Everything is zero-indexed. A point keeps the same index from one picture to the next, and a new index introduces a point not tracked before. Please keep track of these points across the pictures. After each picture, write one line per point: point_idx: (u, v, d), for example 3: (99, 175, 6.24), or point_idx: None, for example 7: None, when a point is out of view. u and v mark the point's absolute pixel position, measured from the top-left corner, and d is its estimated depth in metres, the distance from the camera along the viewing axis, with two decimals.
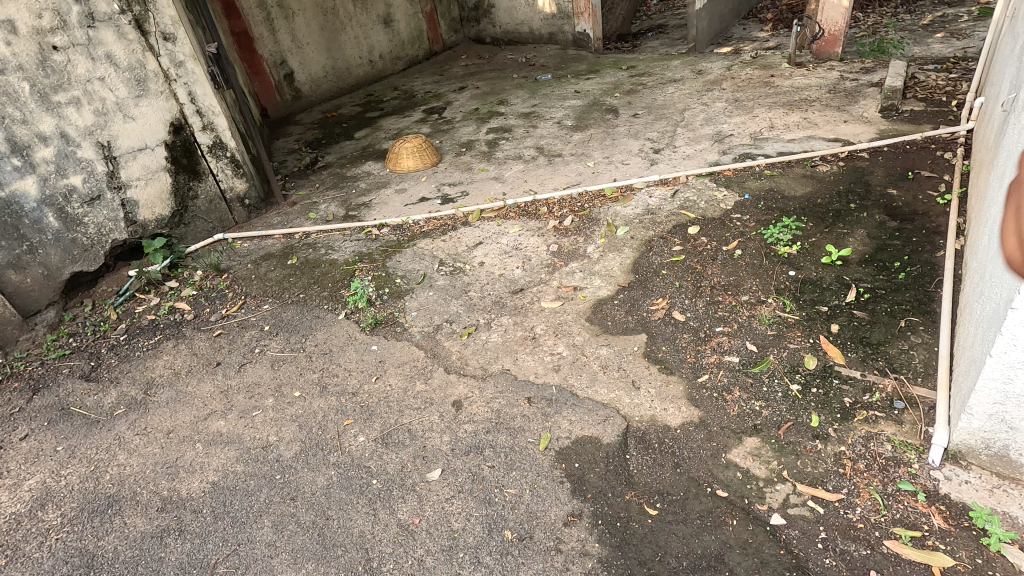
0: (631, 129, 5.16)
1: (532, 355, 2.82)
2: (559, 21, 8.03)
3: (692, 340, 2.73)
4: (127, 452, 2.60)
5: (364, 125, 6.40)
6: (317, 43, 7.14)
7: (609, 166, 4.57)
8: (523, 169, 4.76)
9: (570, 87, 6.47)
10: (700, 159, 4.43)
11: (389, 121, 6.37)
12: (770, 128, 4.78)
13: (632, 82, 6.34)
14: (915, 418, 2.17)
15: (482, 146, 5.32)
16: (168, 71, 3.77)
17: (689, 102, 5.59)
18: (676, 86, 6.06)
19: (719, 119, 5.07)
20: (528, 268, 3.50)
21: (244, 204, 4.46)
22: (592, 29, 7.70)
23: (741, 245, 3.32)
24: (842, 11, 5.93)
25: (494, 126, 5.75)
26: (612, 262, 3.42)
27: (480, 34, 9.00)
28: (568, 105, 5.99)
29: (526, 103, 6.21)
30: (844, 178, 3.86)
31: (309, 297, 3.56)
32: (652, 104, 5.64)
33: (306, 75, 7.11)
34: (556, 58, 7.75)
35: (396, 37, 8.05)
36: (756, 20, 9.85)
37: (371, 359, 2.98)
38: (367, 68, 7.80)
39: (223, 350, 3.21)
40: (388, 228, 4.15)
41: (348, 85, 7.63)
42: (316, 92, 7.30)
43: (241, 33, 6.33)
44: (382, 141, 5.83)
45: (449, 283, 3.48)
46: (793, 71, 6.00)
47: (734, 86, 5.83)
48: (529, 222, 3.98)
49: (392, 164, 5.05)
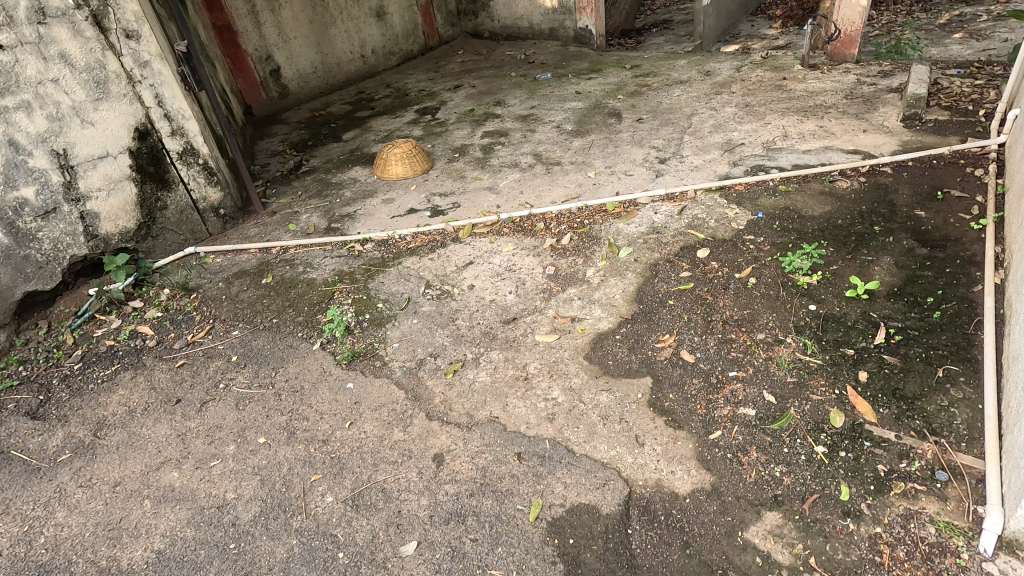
0: (634, 135, 4.85)
1: (523, 400, 2.52)
2: (560, 16, 7.68)
3: (703, 386, 2.44)
4: (67, 509, 2.33)
5: (353, 126, 6.07)
6: (305, 37, 6.79)
7: (611, 177, 4.26)
8: (519, 179, 4.46)
9: (571, 87, 6.15)
10: (709, 172, 4.12)
11: (380, 122, 6.05)
12: (783, 137, 4.47)
13: (635, 83, 6.01)
14: (960, 494, 1.89)
15: (476, 152, 5.00)
16: (131, 72, 3.45)
17: (696, 106, 5.27)
18: (682, 88, 5.74)
19: (729, 126, 4.76)
20: (522, 294, 3.21)
21: (218, 214, 4.16)
22: (595, 25, 7.35)
23: (755, 273, 3.03)
24: (859, 10, 5.59)
25: (490, 130, 5.44)
26: (613, 288, 3.12)
27: (477, 28, 8.64)
28: (568, 107, 5.66)
29: (524, 105, 5.88)
30: (866, 196, 3.55)
31: (283, 322, 3.26)
32: (657, 108, 5.33)
33: (293, 71, 6.78)
34: (556, 55, 7.41)
35: (390, 31, 7.70)
36: (764, 16, 9.49)
37: (346, 400, 2.69)
38: (359, 64, 7.45)
39: (184, 384, 2.91)
40: (372, 244, 3.85)
41: (338, 82, 7.29)
42: (305, 89, 6.96)
43: (224, 27, 5.99)
44: (371, 144, 5.52)
45: (435, 309, 3.19)
46: (806, 73, 5.68)
47: (744, 89, 5.50)
48: (523, 239, 3.68)
49: (379, 170, 4.72)
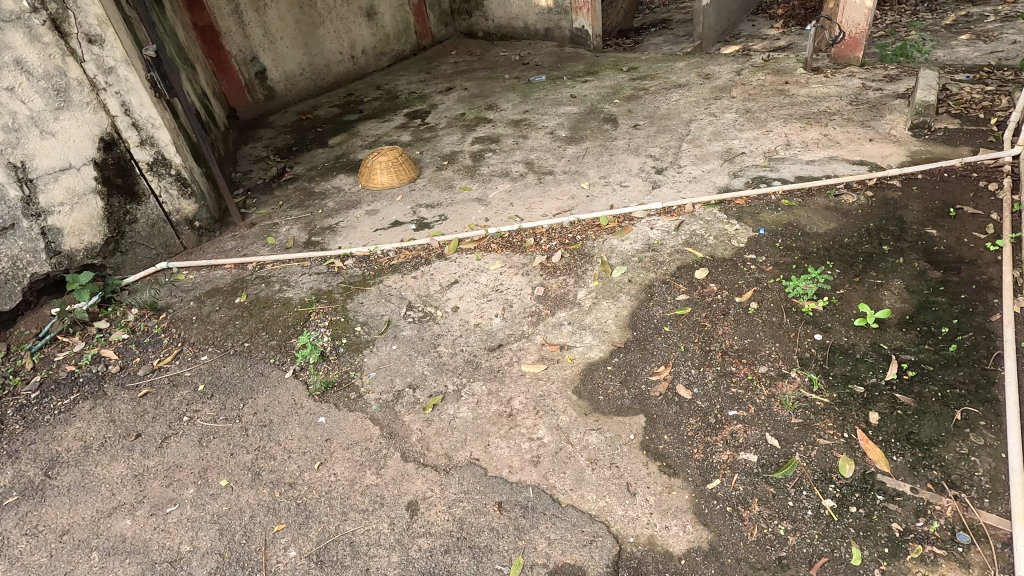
0: (631, 142, 4.66)
1: (506, 440, 2.33)
2: (556, 16, 7.48)
3: (700, 427, 2.25)
4: (9, 562, 2.15)
5: (340, 130, 5.87)
6: (292, 37, 6.58)
7: (606, 188, 4.07)
8: (509, 189, 4.26)
9: (566, 91, 5.95)
10: (708, 183, 3.93)
11: (368, 126, 5.85)
12: (786, 146, 4.27)
13: (632, 87, 5.81)
14: (984, 560, 1.72)
15: (466, 160, 4.81)
16: (94, 79, 3.26)
17: (695, 111, 5.08)
18: (681, 92, 5.54)
19: (729, 134, 4.57)
20: (508, 317, 3.02)
21: (194, 227, 3.96)
22: (591, 25, 7.15)
23: (756, 297, 2.85)
24: (865, 12, 5.38)
25: (481, 135, 5.23)
26: (605, 312, 2.93)
27: (471, 28, 8.43)
28: (563, 112, 5.47)
29: (517, 109, 5.68)
30: (873, 211, 3.37)
31: (255, 347, 3.07)
32: (654, 114, 5.13)
33: (280, 72, 6.57)
34: (551, 56, 7.20)
35: (381, 31, 7.49)
36: (765, 16, 9.28)
37: (317, 437, 2.50)
38: (348, 65, 7.24)
39: (146, 416, 2.72)
40: (353, 260, 3.65)
41: (326, 84, 7.08)
42: (292, 91, 6.75)
43: (206, 27, 5.78)
44: (358, 150, 5.32)
45: (416, 334, 3.00)
46: (809, 77, 5.48)
47: (745, 94, 5.30)
48: (512, 256, 3.49)
49: (364, 179, 4.52)
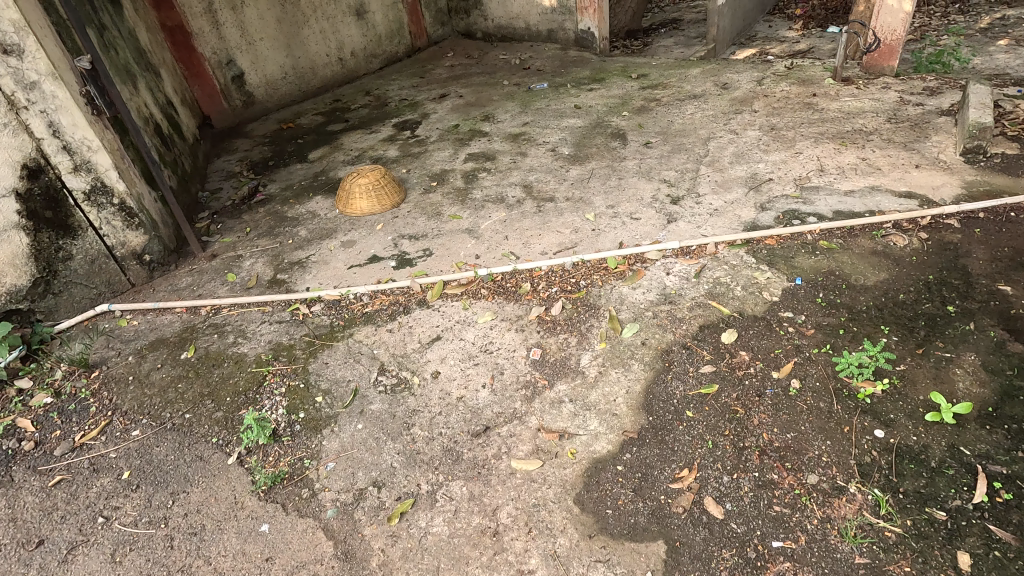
0: (642, 164, 4.15)
1: (490, 572, 1.86)
2: (559, 17, 6.95)
3: (738, 566, 1.77)
4: None
5: (322, 142, 5.36)
6: (273, 38, 6.07)
7: (613, 220, 3.56)
8: (504, 218, 3.75)
9: (569, 100, 5.43)
10: (731, 217, 3.42)
11: (352, 138, 5.34)
12: (819, 171, 3.75)
13: (643, 97, 5.29)
14: None
15: (457, 181, 4.30)
16: (13, 96, 2.78)
17: (713, 126, 4.56)
18: (696, 104, 5.03)
19: (753, 155, 4.06)
20: (498, 389, 2.53)
21: (143, 261, 3.46)
22: (598, 28, 6.62)
23: (797, 373, 2.35)
24: (901, 17, 4.83)
25: (475, 152, 4.73)
26: (614, 387, 2.44)
27: (470, 28, 7.92)
28: (566, 125, 4.96)
29: (516, 121, 5.17)
30: (929, 259, 2.86)
31: (196, 419, 2.58)
32: (668, 129, 4.62)
33: (260, 76, 6.06)
34: (554, 60, 6.68)
35: (371, 31, 6.99)
36: (783, 16, 8.73)
37: (257, 554, 2.03)
38: (336, 67, 6.73)
39: (53, 516, 2.24)
40: (321, 306, 3.16)
41: (311, 88, 6.57)
42: (273, 96, 6.25)
43: (175, 27, 5.27)
44: (340, 166, 4.82)
45: (387, 408, 2.51)
46: (838, 88, 4.96)
47: (768, 107, 4.78)
48: (504, 305, 2.99)
49: (342, 204, 4.02)
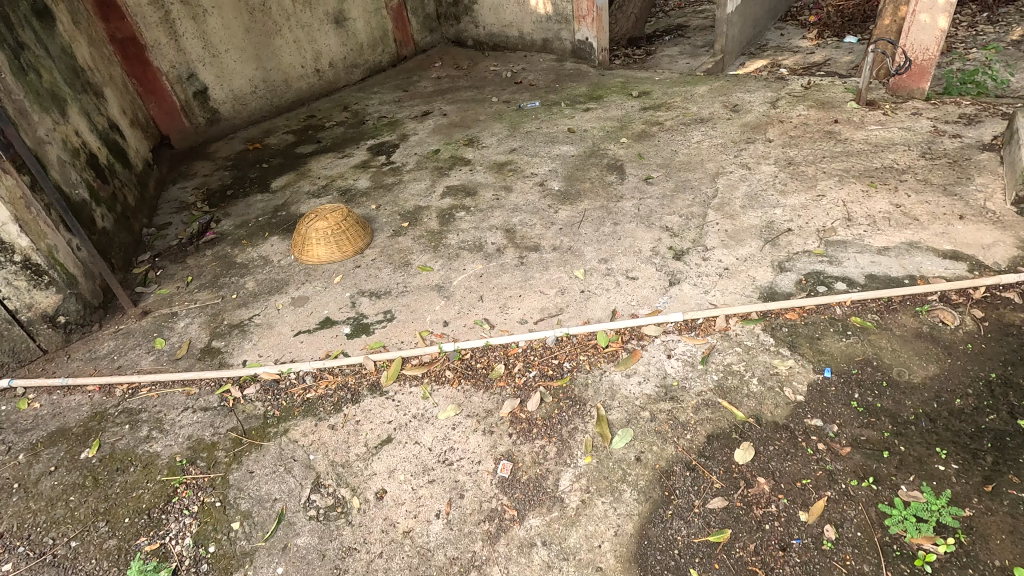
0: (640, 205, 3.64)
1: None
2: (555, 25, 6.41)
3: None
4: None
5: (289, 167, 4.86)
6: (241, 49, 5.56)
7: (606, 279, 3.05)
8: (480, 273, 3.25)
9: (562, 123, 4.91)
10: (744, 279, 2.92)
11: (322, 163, 4.84)
12: (847, 221, 3.24)
13: (643, 120, 4.78)
14: None
15: (431, 222, 3.80)
16: None
17: (722, 158, 4.05)
18: (703, 130, 4.51)
19: (768, 197, 3.54)
20: (455, 520, 2.03)
21: (57, 325, 2.98)
22: (597, 39, 6.11)
23: (832, 518, 1.85)
24: (936, 34, 4.29)
25: (454, 184, 4.22)
26: (599, 525, 1.95)
27: (460, 35, 7.40)
28: (557, 152, 4.45)
29: (502, 147, 4.66)
30: (988, 349, 2.35)
31: (83, 550, 2.09)
32: (671, 160, 4.10)
33: (226, 91, 5.56)
34: (548, 73, 6.16)
35: (351, 40, 6.50)
36: (795, 23, 8.20)
37: None
38: (312, 80, 6.24)
39: None
40: (257, 388, 2.66)
41: (285, 102, 6.07)
42: (242, 112, 5.75)
43: (126, 39, 4.75)
44: (304, 199, 4.32)
45: (317, 544, 2.02)
46: (863, 113, 4.43)
47: (784, 135, 4.26)
48: (472, 394, 2.49)
49: (298, 250, 3.52)
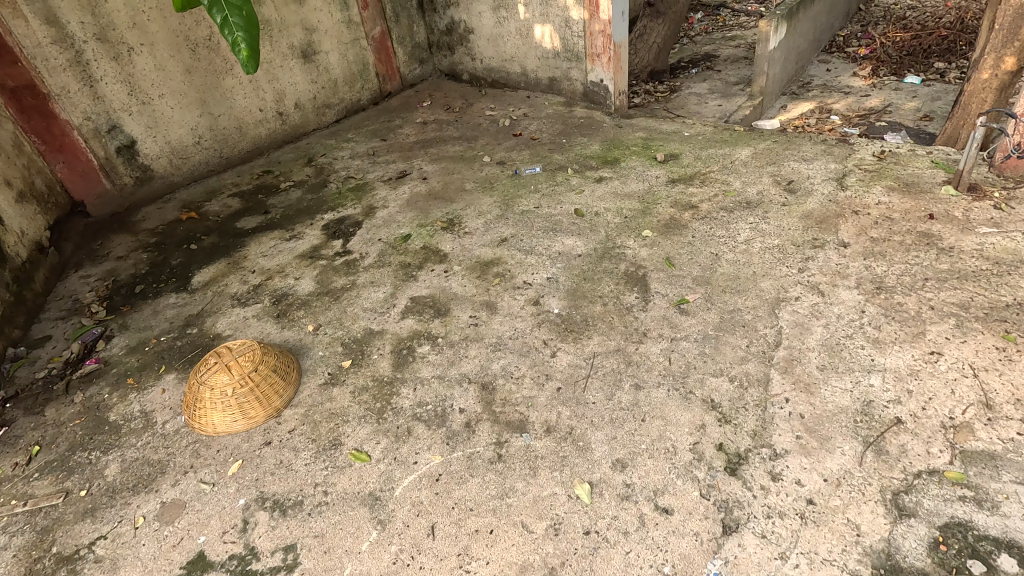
0: (672, 353, 2.60)
1: None
2: (563, 63, 5.38)
3: None
4: None
5: (222, 250, 3.86)
6: (180, 93, 4.59)
7: (624, 508, 2.00)
8: (438, 473, 2.21)
9: (567, 201, 3.89)
10: (840, 529, 1.85)
11: (263, 247, 3.84)
12: (987, 412, 2.16)
13: (672, 202, 3.75)
14: None
15: (383, 362, 2.78)
16: None
17: (780, 273, 2.99)
18: (752, 220, 3.47)
19: (857, 351, 2.48)
20: None
21: None
22: (614, 81, 5.09)
23: None
24: None
25: (421, 294, 3.19)
26: None
27: (454, 68, 6.41)
28: (560, 248, 3.42)
29: (489, 235, 3.64)
30: None
31: None
32: (710, 271, 3.07)
33: (161, 143, 4.58)
34: (554, 122, 5.14)
35: (321, 77, 5.52)
36: (843, 56, 7.13)
37: None
38: (272, 124, 5.26)
39: None
40: None
41: (238, 153, 5.10)
42: (183, 167, 4.77)
43: (22, 87, 3.77)
44: (227, 306, 3.31)
45: None
46: (967, 204, 3.35)
47: (862, 236, 3.20)
48: None
49: (188, 413, 2.51)
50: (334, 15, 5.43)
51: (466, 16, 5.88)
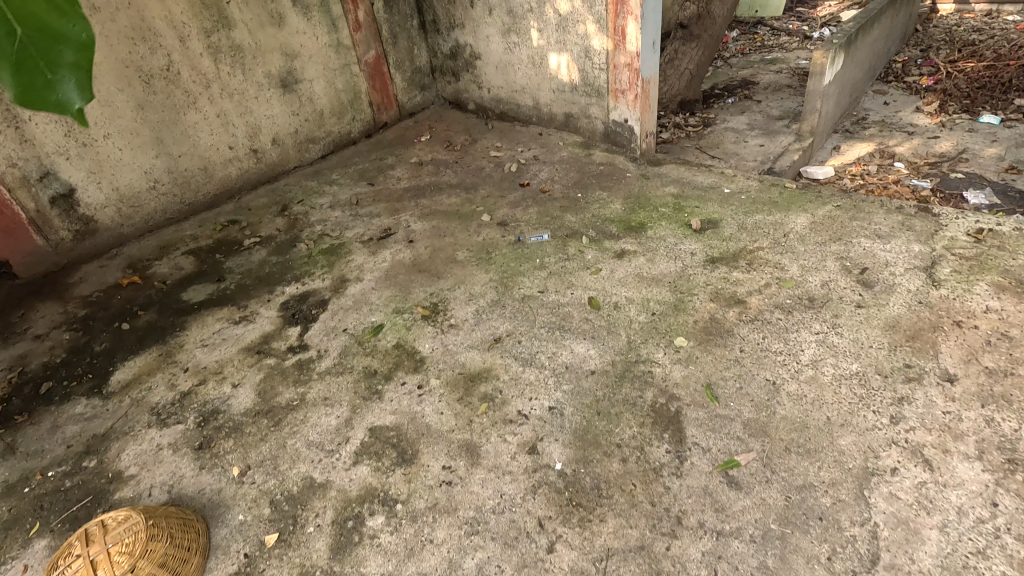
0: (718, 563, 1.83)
1: None
2: (581, 98, 4.63)
3: None
4: None
5: (156, 334, 3.18)
6: (131, 131, 3.93)
7: None
8: None
9: (579, 284, 3.13)
10: None
11: (205, 332, 3.15)
12: None
13: (711, 293, 2.98)
14: None
15: (320, 541, 2.05)
16: None
17: (864, 424, 2.20)
18: (818, 327, 2.68)
19: None
20: None
21: None
22: (640, 122, 4.32)
23: None
24: None
25: (385, 423, 2.46)
26: None
27: (459, 96, 5.69)
28: (567, 359, 2.66)
29: (480, 331, 2.90)
30: None
31: None
32: (766, 413, 2.30)
33: (107, 190, 3.92)
34: (568, 169, 4.39)
35: (304, 108, 4.84)
36: (902, 86, 6.27)
37: None
38: (244, 163, 4.59)
39: None
40: None
41: (203, 198, 4.43)
42: (134, 216, 4.11)
43: None
44: (141, 423, 2.61)
45: None
46: None
47: (974, 365, 2.39)
48: None
49: None
50: (319, 39, 4.75)
51: (472, 39, 5.16)
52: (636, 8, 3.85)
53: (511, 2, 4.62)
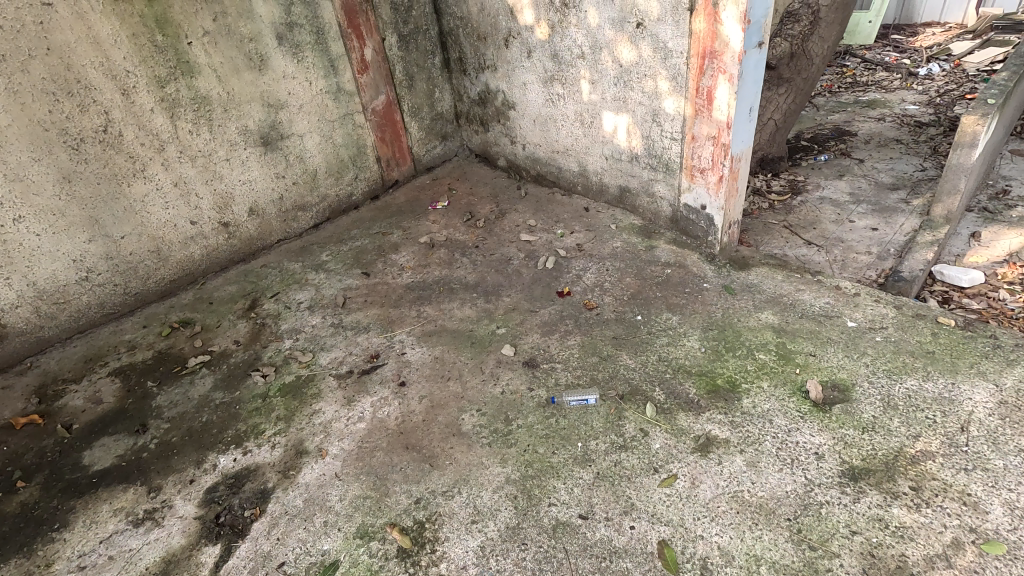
0: None
1: None
2: (644, 172, 3.51)
3: None
4: None
5: (27, 532, 2.22)
6: (54, 211, 3.02)
7: None
8: None
9: (643, 506, 2.03)
10: None
11: (92, 536, 2.17)
12: None
13: (863, 553, 1.83)
14: None
15: None
16: None
17: None
18: None
19: None
20: None
21: None
22: (724, 211, 3.17)
23: None
24: None
25: None
26: None
27: (488, 149, 4.65)
28: None
29: None
30: None
31: None
32: None
33: (19, 287, 3.02)
34: (624, 271, 3.27)
35: (291, 169, 3.88)
36: None
37: None
38: (210, 239, 3.65)
39: None
40: None
41: (155, 286, 3.51)
42: (60, 315, 3.21)
43: None
44: None
45: None
46: None
47: None
48: None
49: None
50: (314, 84, 3.79)
51: (506, 85, 4.12)
52: (731, 66, 2.73)
53: (557, 43, 3.55)
